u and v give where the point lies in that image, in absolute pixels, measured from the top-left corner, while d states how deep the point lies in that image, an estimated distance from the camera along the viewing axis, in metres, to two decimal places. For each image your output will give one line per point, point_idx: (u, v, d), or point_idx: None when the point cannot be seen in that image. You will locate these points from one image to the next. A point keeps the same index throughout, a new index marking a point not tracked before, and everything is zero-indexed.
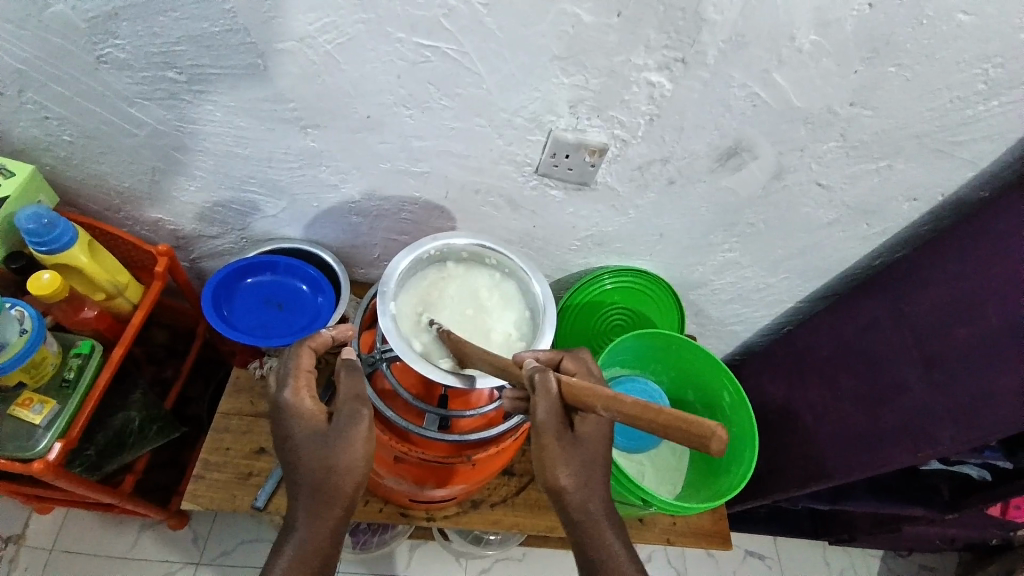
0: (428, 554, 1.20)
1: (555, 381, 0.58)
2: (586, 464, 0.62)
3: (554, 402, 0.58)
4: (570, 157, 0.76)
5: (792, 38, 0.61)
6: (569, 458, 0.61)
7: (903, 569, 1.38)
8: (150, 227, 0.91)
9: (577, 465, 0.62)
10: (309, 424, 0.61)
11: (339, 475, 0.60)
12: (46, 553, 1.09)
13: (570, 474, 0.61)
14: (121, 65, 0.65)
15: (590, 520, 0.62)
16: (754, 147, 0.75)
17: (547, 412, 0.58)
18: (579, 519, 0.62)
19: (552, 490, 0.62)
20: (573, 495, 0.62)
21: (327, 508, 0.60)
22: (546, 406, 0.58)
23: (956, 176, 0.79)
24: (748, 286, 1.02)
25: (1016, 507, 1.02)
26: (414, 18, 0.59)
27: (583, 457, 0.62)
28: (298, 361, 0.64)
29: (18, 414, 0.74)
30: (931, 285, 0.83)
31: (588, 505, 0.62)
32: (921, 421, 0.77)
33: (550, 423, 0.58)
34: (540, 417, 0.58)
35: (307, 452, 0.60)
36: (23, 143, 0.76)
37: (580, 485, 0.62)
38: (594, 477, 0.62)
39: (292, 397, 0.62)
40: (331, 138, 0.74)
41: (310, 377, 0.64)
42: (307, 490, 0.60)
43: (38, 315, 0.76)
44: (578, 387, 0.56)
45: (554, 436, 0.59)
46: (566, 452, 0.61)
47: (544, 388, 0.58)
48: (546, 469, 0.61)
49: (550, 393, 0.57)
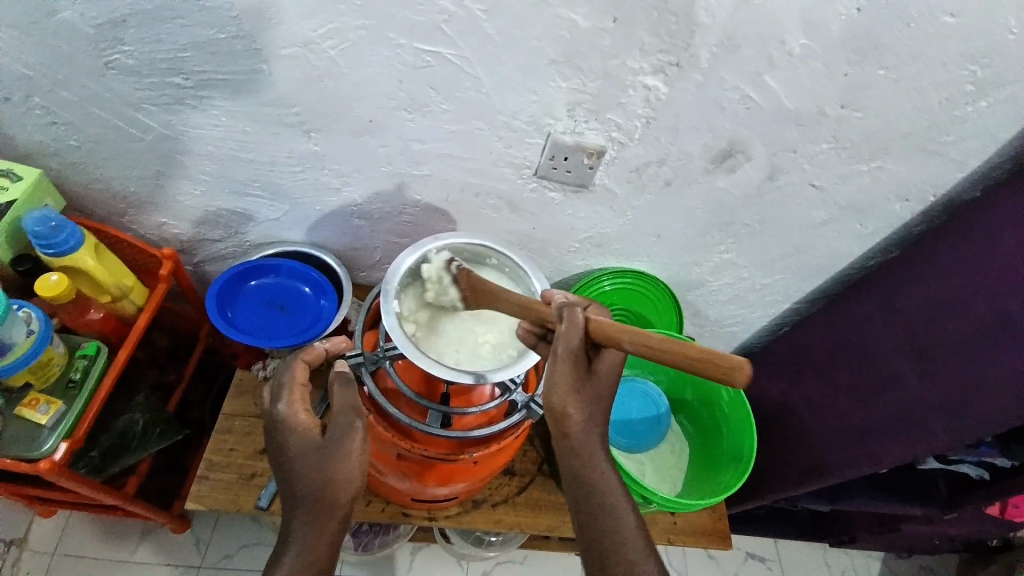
0: (430, 556, 1.20)
1: (582, 316, 0.59)
2: (596, 399, 0.64)
3: (576, 337, 0.59)
4: (568, 159, 0.77)
5: (782, 41, 0.63)
6: (579, 390, 0.62)
7: (905, 569, 1.38)
8: (154, 231, 0.92)
9: (585, 398, 0.63)
10: (302, 436, 0.62)
11: (337, 485, 0.61)
12: (49, 557, 1.10)
13: (579, 403, 0.63)
14: (127, 71, 0.66)
15: (588, 453, 0.64)
16: (748, 148, 0.76)
17: (569, 343, 0.58)
18: (578, 451, 0.64)
19: (556, 416, 0.63)
20: (577, 425, 0.63)
21: (324, 519, 0.61)
22: (569, 339, 0.58)
23: (947, 175, 0.81)
24: (745, 287, 1.03)
25: (1014, 506, 1.02)
26: (415, 23, 0.61)
27: (593, 392, 0.63)
28: (292, 373, 0.64)
29: (24, 415, 0.75)
30: (924, 283, 0.84)
31: (589, 435, 0.64)
32: (910, 413, 0.79)
33: (569, 356, 0.59)
34: (560, 348, 0.59)
35: (304, 465, 0.61)
36: (29, 148, 0.77)
37: (586, 417, 0.63)
38: (598, 412, 0.64)
39: (287, 409, 0.63)
40: (333, 141, 0.75)
41: (304, 390, 0.65)
42: (306, 502, 0.60)
43: (45, 316, 0.77)
44: (606, 327, 0.57)
45: (569, 368, 0.60)
46: (578, 384, 0.61)
47: (572, 321, 0.59)
48: (557, 401, 0.62)
49: (575, 327, 0.59)
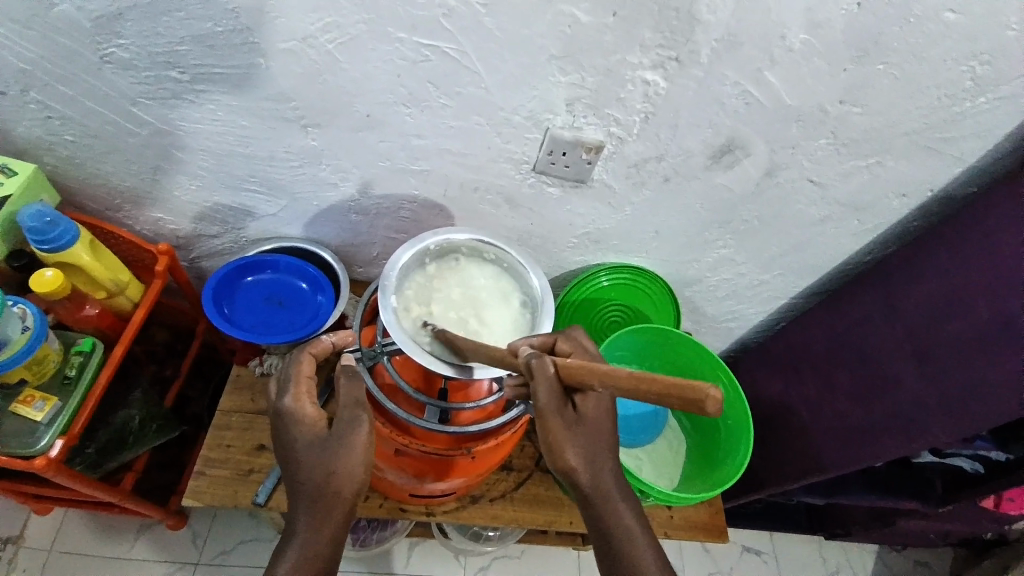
0: (428, 551, 1.20)
1: (552, 364, 0.58)
2: (593, 442, 0.62)
3: (552, 388, 0.58)
4: (567, 155, 0.77)
5: (783, 37, 0.63)
6: (574, 438, 0.61)
7: (899, 563, 1.39)
8: (150, 226, 0.91)
9: (583, 443, 0.62)
10: (309, 430, 0.62)
11: (339, 480, 0.60)
12: (45, 554, 1.09)
13: (577, 451, 0.62)
14: (124, 64, 0.66)
15: (601, 495, 0.63)
16: (748, 144, 0.76)
17: (547, 395, 0.58)
18: (593, 496, 0.63)
19: (562, 471, 0.63)
20: (583, 474, 0.62)
21: (328, 512, 0.60)
22: (546, 392, 0.58)
23: (945, 171, 0.81)
24: (743, 283, 1.04)
25: (1009, 499, 1.03)
26: (415, 19, 0.61)
27: (589, 434, 0.62)
28: (299, 367, 0.65)
29: (20, 412, 0.75)
30: (922, 280, 0.84)
31: (599, 481, 0.63)
32: (914, 412, 0.79)
33: (553, 408, 0.58)
34: (540, 403, 0.58)
35: (308, 459, 0.61)
36: (25, 143, 0.76)
37: (588, 463, 0.62)
38: (600, 453, 0.63)
39: (293, 403, 0.63)
40: (331, 137, 0.75)
41: (309, 383, 0.65)
42: (307, 497, 0.60)
43: (40, 311, 0.76)
44: (575, 370, 0.55)
45: (557, 419, 0.59)
46: (573, 433, 0.61)
47: (542, 372, 0.58)
48: (557, 457, 0.62)
49: (548, 378, 0.57)
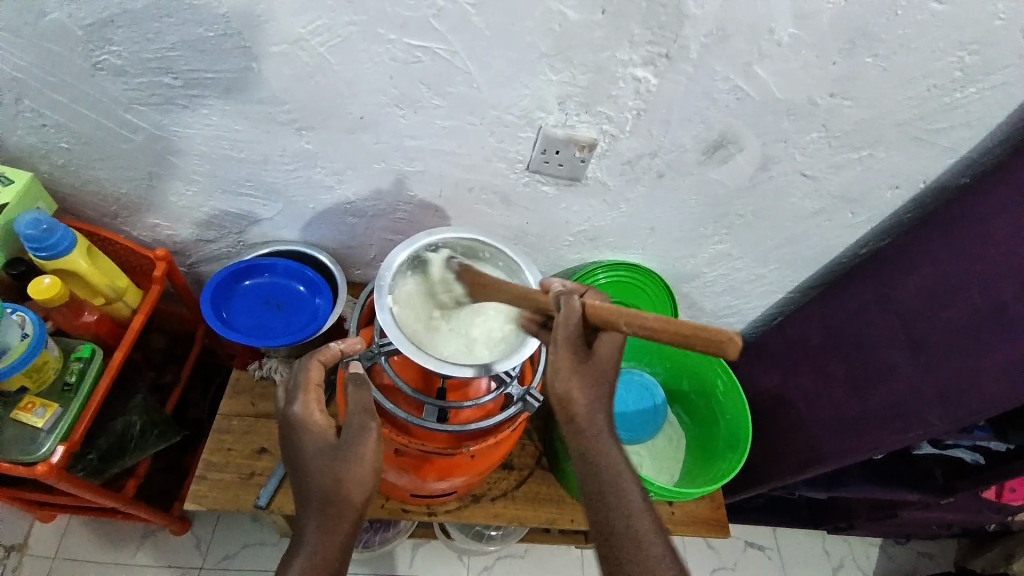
0: (430, 552, 1.21)
1: (578, 302, 0.60)
2: (598, 383, 0.63)
3: (574, 322, 0.60)
4: (560, 153, 0.77)
5: (771, 31, 0.63)
6: (581, 375, 0.62)
7: (903, 556, 1.39)
8: (147, 232, 0.91)
9: (588, 384, 0.63)
10: (319, 436, 0.62)
11: (349, 486, 0.60)
12: (49, 561, 1.10)
13: (581, 390, 0.63)
14: (117, 71, 0.66)
15: (593, 435, 0.64)
16: (740, 139, 0.76)
17: (568, 327, 0.60)
18: (585, 434, 0.64)
19: (560, 403, 0.64)
20: (581, 411, 0.63)
21: (337, 519, 0.61)
22: (567, 325, 0.60)
23: (937, 162, 0.81)
24: (740, 277, 1.04)
25: (1010, 490, 1.06)
26: (404, 18, 0.61)
27: (596, 377, 0.63)
28: (307, 374, 0.65)
29: (21, 419, 0.75)
30: (917, 270, 0.84)
31: (593, 421, 0.64)
32: (910, 404, 0.79)
33: (568, 340, 0.60)
34: (559, 334, 0.60)
35: (318, 466, 0.61)
36: (20, 151, 0.77)
37: (589, 402, 0.63)
38: (602, 396, 0.64)
39: (302, 410, 0.63)
40: (325, 138, 0.75)
41: (319, 390, 0.65)
42: (318, 503, 0.60)
43: (39, 319, 0.76)
44: (604, 308, 0.58)
45: (569, 354, 0.61)
46: (580, 368, 0.62)
47: (568, 307, 0.60)
48: (560, 391, 0.63)
49: (572, 312, 0.59)
